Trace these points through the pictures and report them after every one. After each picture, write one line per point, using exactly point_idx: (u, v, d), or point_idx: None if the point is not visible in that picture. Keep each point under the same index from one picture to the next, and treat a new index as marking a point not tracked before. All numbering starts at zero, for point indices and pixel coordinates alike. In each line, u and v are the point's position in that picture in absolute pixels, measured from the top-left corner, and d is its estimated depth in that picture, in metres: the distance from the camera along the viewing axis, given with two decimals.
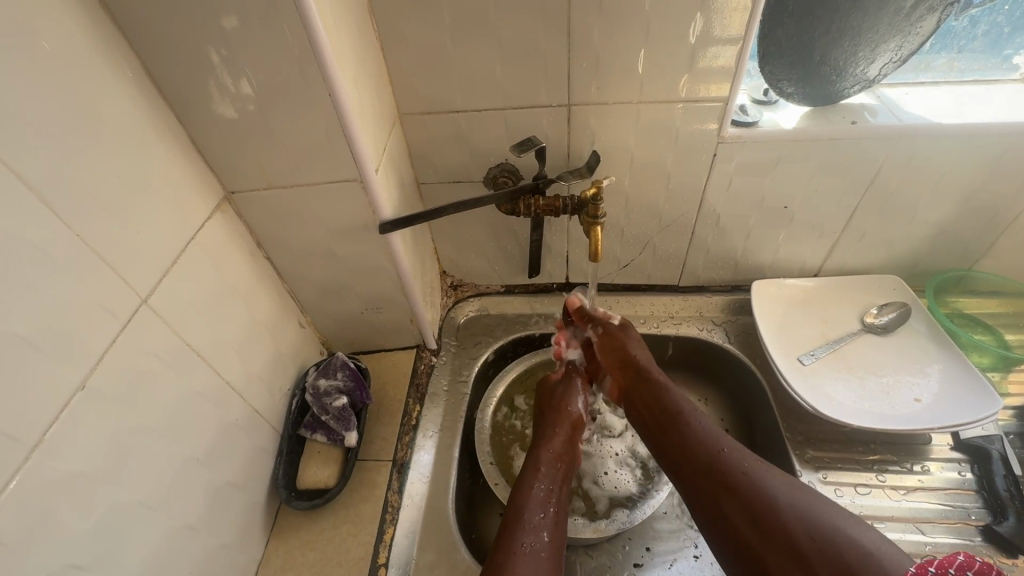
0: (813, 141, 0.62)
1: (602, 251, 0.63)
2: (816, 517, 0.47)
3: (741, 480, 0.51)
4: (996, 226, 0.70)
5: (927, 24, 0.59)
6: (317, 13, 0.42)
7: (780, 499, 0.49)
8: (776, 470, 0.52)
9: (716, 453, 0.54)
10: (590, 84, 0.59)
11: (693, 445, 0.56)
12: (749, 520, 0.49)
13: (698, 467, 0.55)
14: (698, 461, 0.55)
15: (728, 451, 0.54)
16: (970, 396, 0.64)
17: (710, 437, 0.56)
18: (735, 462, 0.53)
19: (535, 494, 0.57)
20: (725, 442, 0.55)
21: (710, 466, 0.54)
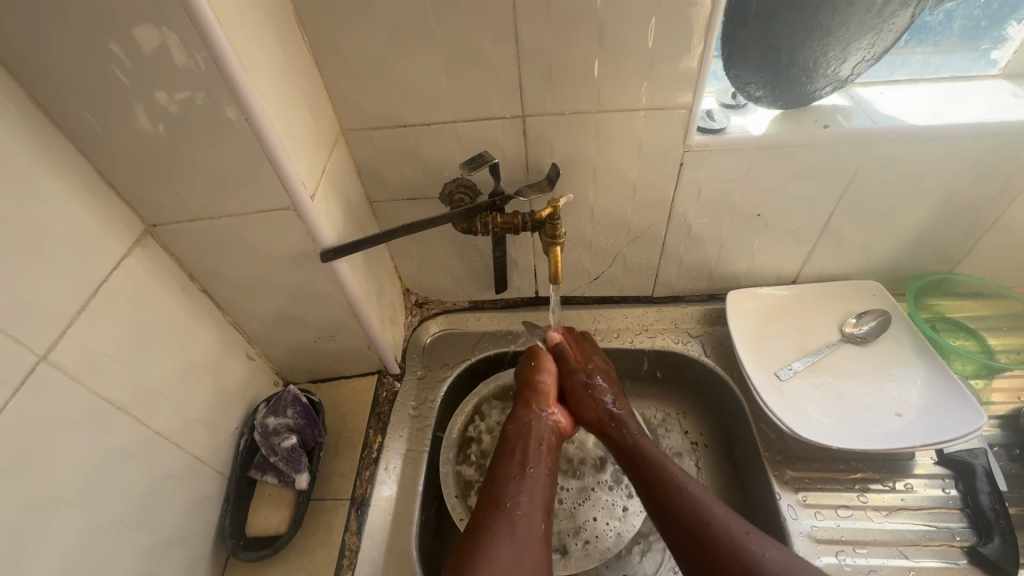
0: (783, 148, 0.59)
1: (562, 273, 0.61)
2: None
3: (727, 555, 0.48)
4: (977, 227, 0.67)
5: (900, 20, 0.55)
6: (220, 31, 0.38)
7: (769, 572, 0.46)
8: (772, 540, 0.48)
9: (704, 522, 0.51)
10: (544, 94, 0.55)
11: (679, 511, 0.52)
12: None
13: (684, 535, 0.51)
14: (685, 529, 0.51)
15: (715, 522, 0.50)
16: (952, 409, 0.61)
17: (697, 502, 0.52)
18: (724, 532, 0.49)
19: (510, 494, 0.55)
20: (711, 507, 0.52)
21: (697, 538, 0.50)
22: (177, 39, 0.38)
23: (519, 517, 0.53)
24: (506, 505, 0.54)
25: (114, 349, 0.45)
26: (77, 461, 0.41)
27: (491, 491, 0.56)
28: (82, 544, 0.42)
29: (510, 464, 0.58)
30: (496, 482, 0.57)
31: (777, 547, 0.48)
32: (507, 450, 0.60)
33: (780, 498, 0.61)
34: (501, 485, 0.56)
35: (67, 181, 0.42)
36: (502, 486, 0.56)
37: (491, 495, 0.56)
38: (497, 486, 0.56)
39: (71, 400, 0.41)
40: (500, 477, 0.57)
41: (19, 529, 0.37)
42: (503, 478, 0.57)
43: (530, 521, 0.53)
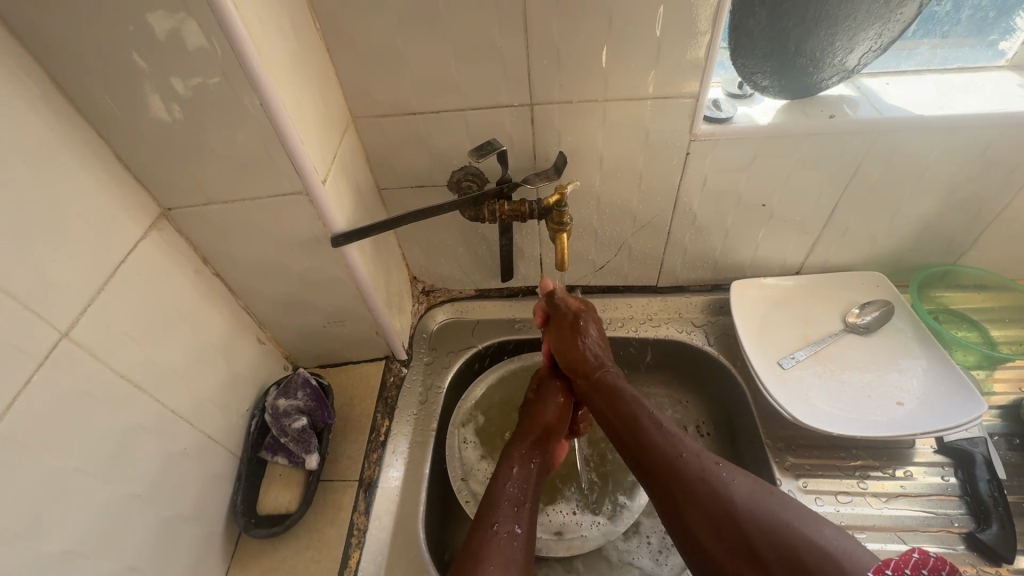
0: (789, 137, 0.59)
1: (568, 259, 0.61)
2: (780, 522, 0.44)
3: (699, 482, 0.49)
4: (982, 219, 0.68)
5: (908, 10, 0.55)
6: (237, 16, 0.38)
7: (741, 501, 0.46)
8: (739, 469, 0.49)
9: (674, 456, 0.51)
10: (553, 82, 0.56)
11: (651, 452, 0.53)
12: (711, 527, 0.46)
13: (657, 474, 0.52)
14: (658, 468, 0.52)
15: (686, 455, 0.51)
16: (953, 398, 0.62)
17: (667, 437, 0.53)
18: (695, 469, 0.50)
19: (504, 513, 0.54)
20: (682, 443, 0.53)
21: (667, 472, 0.51)
22: (195, 24, 0.38)
23: (512, 536, 0.51)
24: (497, 527, 0.52)
25: (130, 327, 0.46)
26: (97, 434, 0.43)
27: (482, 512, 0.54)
28: (100, 516, 0.43)
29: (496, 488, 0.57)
30: (489, 499, 0.55)
31: (748, 479, 0.49)
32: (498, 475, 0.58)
33: (780, 483, 0.62)
34: (493, 503, 0.55)
35: (87, 162, 0.44)
36: (495, 504, 0.54)
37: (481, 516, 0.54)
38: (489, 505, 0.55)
39: (92, 376, 0.43)
40: (492, 495, 0.56)
41: (44, 499, 0.39)
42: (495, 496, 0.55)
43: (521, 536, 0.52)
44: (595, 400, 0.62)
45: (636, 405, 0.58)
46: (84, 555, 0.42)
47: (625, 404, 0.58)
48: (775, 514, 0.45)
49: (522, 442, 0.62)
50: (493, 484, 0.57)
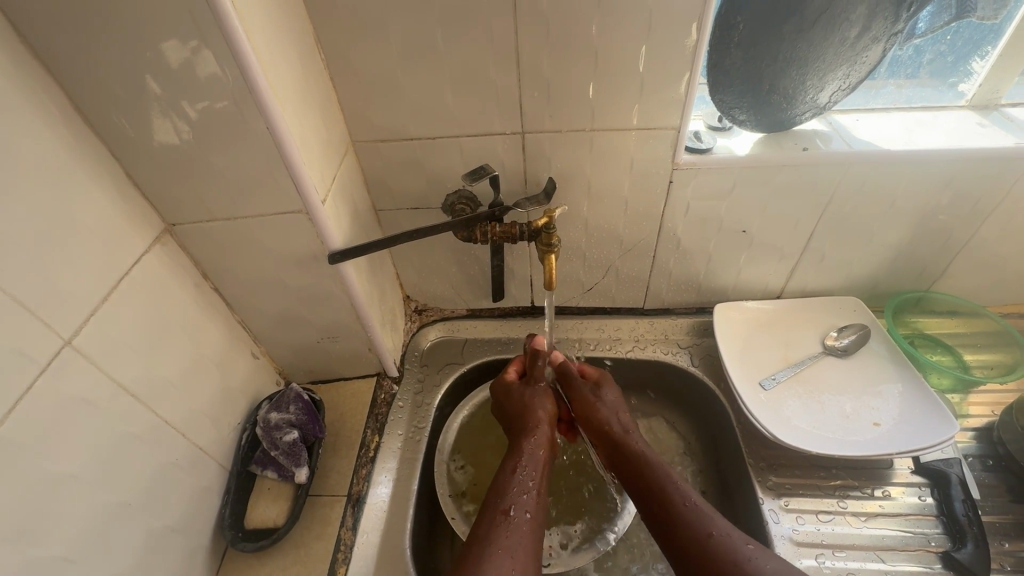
0: (765, 167, 0.63)
1: (556, 279, 0.64)
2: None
3: (736, 570, 0.47)
4: (951, 247, 0.71)
5: (873, 54, 0.59)
6: (249, 47, 0.41)
7: None
8: (775, 556, 0.48)
9: (703, 535, 0.50)
10: (543, 112, 0.59)
11: (679, 522, 0.52)
12: None
13: (683, 555, 0.50)
14: (684, 542, 0.50)
15: (716, 535, 0.50)
16: (928, 419, 0.64)
17: (701, 516, 0.52)
18: (726, 558, 0.48)
19: (515, 504, 0.54)
20: (706, 519, 0.51)
21: (700, 553, 0.49)
22: (209, 53, 0.41)
23: (524, 531, 0.51)
24: (511, 514, 0.53)
25: (131, 337, 0.48)
26: (93, 442, 0.44)
27: (493, 502, 0.54)
28: (92, 523, 0.43)
29: (511, 478, 0.57)
30: (501, 491, 0.56)
31: (785, 563, 0.47)
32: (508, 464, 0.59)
33: (763, 502, 0.63)
34: (508, 494, 0.55)
35: (97, 178, 0.46)
36: (508, 496, 0.55)
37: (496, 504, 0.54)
38: (501, 494, 0.55)
39: (90, 381, 0.44)
40: (506, 488, 0.56)
41: (39, 504, 0.39)
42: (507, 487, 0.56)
43: (533, 534, 0.52)
44: (621, 452, 0.61)
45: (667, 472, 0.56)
46: (74, 562, 0.42)
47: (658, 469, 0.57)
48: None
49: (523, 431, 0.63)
50: (506, 474, 0.58)
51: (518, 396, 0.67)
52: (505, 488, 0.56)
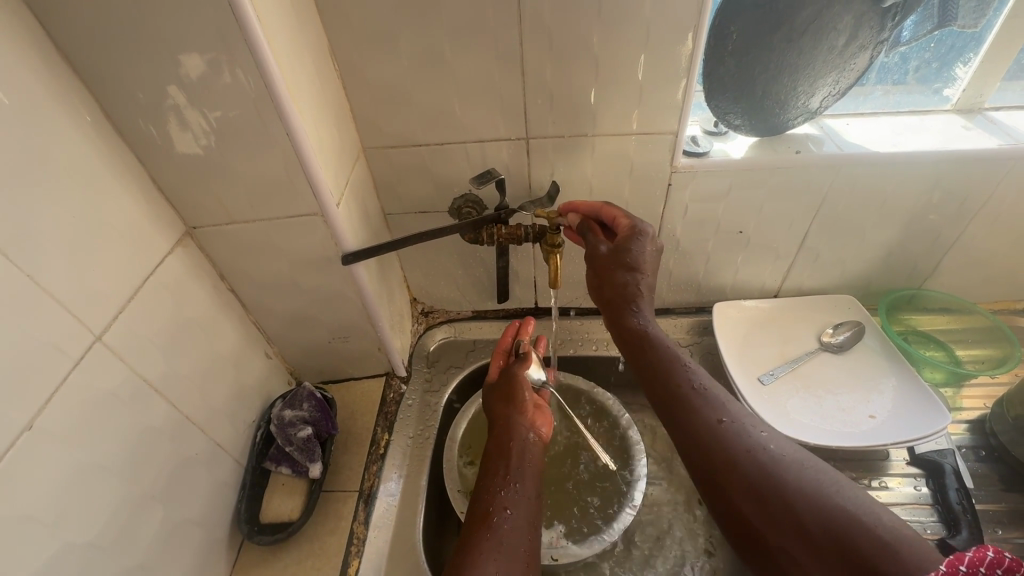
0: (759, 169, 0.65)
1: (561, 278, 0.66)
2: (833, 503, 0.44)
3: (743, 454, 0.49)
4: (940, 246, 0.74)
5: (861, 60, 0.62)
6: (272, 58, 0.44)
7: (789, 475, 0.47)
8: (779, 437, 0.51)
9: (712, 423, 0.52)
10: (547, 119, 0.62)
11: (687, 412, 0.54)
12: (755, 499, 0.48)
13: (694, 434, 0.53)
14: (694, 428, 0.53)
15: (725, 422, 0.52)
16: (920, 410, 0.66)
17: (707, 404, 0.54)
18: (733, 446, 0.50)
19: (498, 507, 0.54)
20: (716, 408, 0.53)
21: (710, 439, 0.51)
22: (234, 64, 0.44)
23: (506, 532, 0.52)
24: (494, 520, 0.53)
25: (155, 334, 0.50)
26: (120, 434, 0.45)
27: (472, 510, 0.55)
28: (119, 512, 0.45)
29: (491, 481, 0.57)
30: (484, 492, 0.56)
31: (795, 449, 0.50)
32: (493, 466, 0.59)
33: None
34: (489, 498, 0.55)
35: (124, 182, 0.48)
36: (490, 498, 0.55)
37: (479, 510, 0.54)
38: (479, 500, 0.56)
39: (119, 376, 0.46)
40: (489, 489, 0.56)
41: (73, 492, 0.41)
42: (488, 490, 0.56)
43: (517, 533, 0.52)
44: (625, 338, 0.61)
45: (670, 362, 0.58)
46: (104, 549, 0.44)
47: (662, 360, 0.58)
48: (825, 493, 0.44)
49: (504, 429, 0.63)
50: (488, 477, 0.58)
51: (496, 395, 0.69)
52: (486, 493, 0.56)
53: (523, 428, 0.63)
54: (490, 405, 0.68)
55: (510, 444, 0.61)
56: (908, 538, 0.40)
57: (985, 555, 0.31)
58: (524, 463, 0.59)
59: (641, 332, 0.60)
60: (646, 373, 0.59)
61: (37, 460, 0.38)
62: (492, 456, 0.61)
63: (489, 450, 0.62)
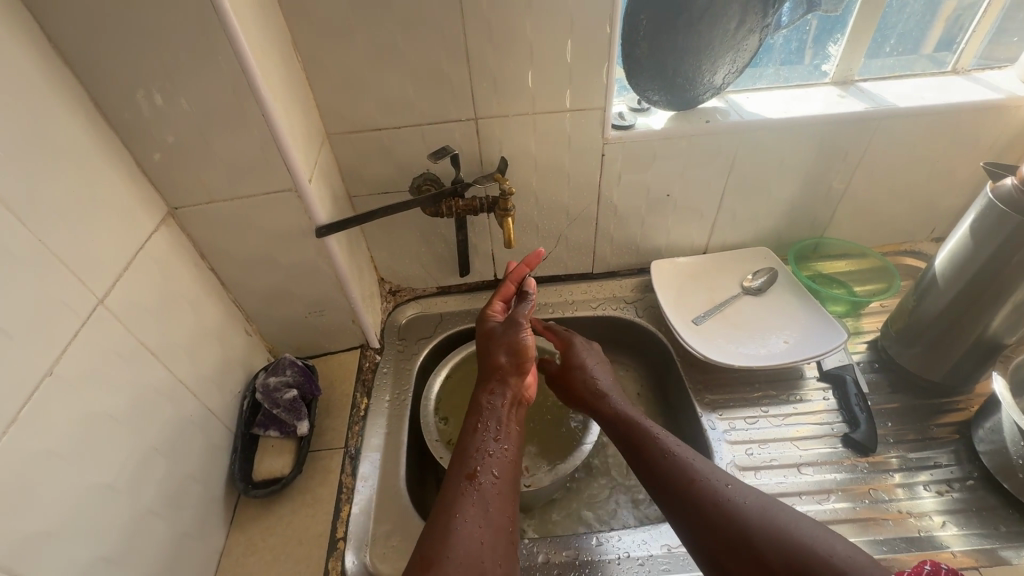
0: (677, 137, 0.76)
1: (514, 238, 0.74)
2: (792, 539, 0.48)
3: (713, 506, 0.52)
4: (833, 198, 0.87)
5: (751, 42, 0.74)
6: (247, 46, 0.50)
7: (755, 525, 0.49)
8: (750, 488, 0.53)
9: (682, 483, 0.55)
10: (492, 100, 0.70)
11: (663, 468, 0.57)
12: (725, 548, 0.50)
13: (667, 489, 0.56)
14: (668, 485, 0.56)
15: (698, 480, 0.55)
16: (823, 332, 0.79)
17: (683, 463, 0.57)
18: (703, 503, 0.53)
19: (483, 470, 0.57)
20: (689, 470, 0.56)
21: (682, 493, 0.54)
22: (213, 52, 0.50)
23: (490, 496, 0.55)
24: (478, 481, 0.56)
25: (147, 303, 0.55)
26: (124, 390, 0.50)
27: (460, 466, 0.57)
28: (128, 460, 0.50)
29: (479, 442, 0.60)
30: (469, 454, 0.59)
31: (760, 495, 0.53)
32: (477, 425, 0.62)
33: (701, 414, 0.75)
34: (475, 457, 0.58)
35: (112, 164, 0.53)
36: (475, 462, 0.57)
37: (463, 470, 0.57)
38: (467, 458, 0.58)
39: (119, 338, 0.50)
40: (471, 450, 0.59)
41: (87, 438, 0.45)
42: (472, 452, 0.59)
43: (499, 499, 0.55)
44: (596, 411, 0.68)
45: (648, 431, 0.61)
46: (118, 492, 0.48)
47: (641, 431, 0.62)
48: (786, 529, 0.48)
49: (495, 387, 0.66)
50: (471, 436, 0.61)
51: (495, 341, 0.70)
52: (474, 453, 0.59)
53: (507, 392, 0.66)
54: (487, 351, 0.71)
55: (493, 407, 0.64)
56: (862, 568, 0.44)
57: (924, 567, 0.48)
58: (508, 434, 0.62)
59: (610, 406, 0.67)
60: (625, 442, 0.63)
61: (57, 404, 0.43)
62: (476, 418, 0.63)
63: (476, 408, 0.64)
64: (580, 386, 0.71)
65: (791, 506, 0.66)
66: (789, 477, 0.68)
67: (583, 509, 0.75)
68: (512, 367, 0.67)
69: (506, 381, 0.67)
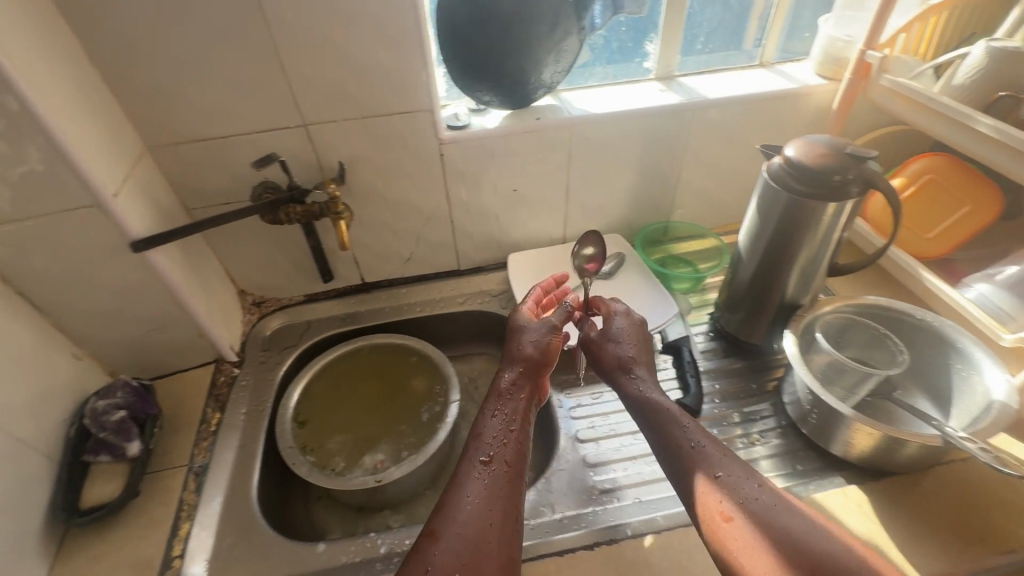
0: (510, 136, 0.80)
1: (348, 240, 0.75)
2: (817, 550, 0.44)
3: (736, 510, 0.48)
4: (669, 185, 0.94)
5: (570, 43, 0.78)
6: (8, 63, 0.49)
7: (770, 541, 0.45)
8: (759, 481, 0.50)
9: (709, 482, 0.50)
10: (317, 106, 0.71)
11: (696, 459, 0.53)
12: (750, 553, 0.45)
13: (691, 483, 0.52)
14: (690, 483, 0.52)
15: (722, 476, 0.50)
16: (659, 308, 0.86)
17: (706, 457, 0.52)
18: (714, 503, 0.49)
19: (495, 452, 0.55)
20: (711, 466, 0.51)
21: (700, 494, 0.50)
22: None
23: (498, 485, 0.52)
24: (489, 462, 0.54)
25: None
26: None
27: (473, 451, 0.55)
28: None
29: (477, 429, 0.57)
30: (480, 436, 0.56)
31: (772, 491, 0.49)
32: (507, 408, 0.60)
33: (552, 395, 0.80)
34: (477, 439, 0.56)
35: None
36: (484, 445, 0.55)
37: (472, 456, 0.54)
38: (480, 443, 0.55)
39: None
40: (481, 433, 0.57)
41: None
42: (476, 436, 0.56)
43: (507, 488, 0.52)
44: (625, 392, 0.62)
45: (670, 417, 0.57)
46: None
47: (662, 417, 0.57)
48: (804, 542, 0.44)
49: (510, 372, 0.63)
50: (484, 418, 0.58)
51: (519, 335, 0.68)
52: (472, 441, 0.56)
53: (517, 379, 0.63)
54: (512, 338, 0.68)
55: (500, 392, 0.62)
56: None
57: None
58: (513, 417, 0.59)
59: (632, 388, 0.62)
60: (650, 430, 0.58)
61: None
62: (496, 402, 0.60)
63: (493, 390, 0.62)
64: (614, 367, 0.65)
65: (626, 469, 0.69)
66: (627, 443, 0.72)
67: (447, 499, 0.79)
68: (541, 362, 0.65)
69: (529, 364, 0.64)
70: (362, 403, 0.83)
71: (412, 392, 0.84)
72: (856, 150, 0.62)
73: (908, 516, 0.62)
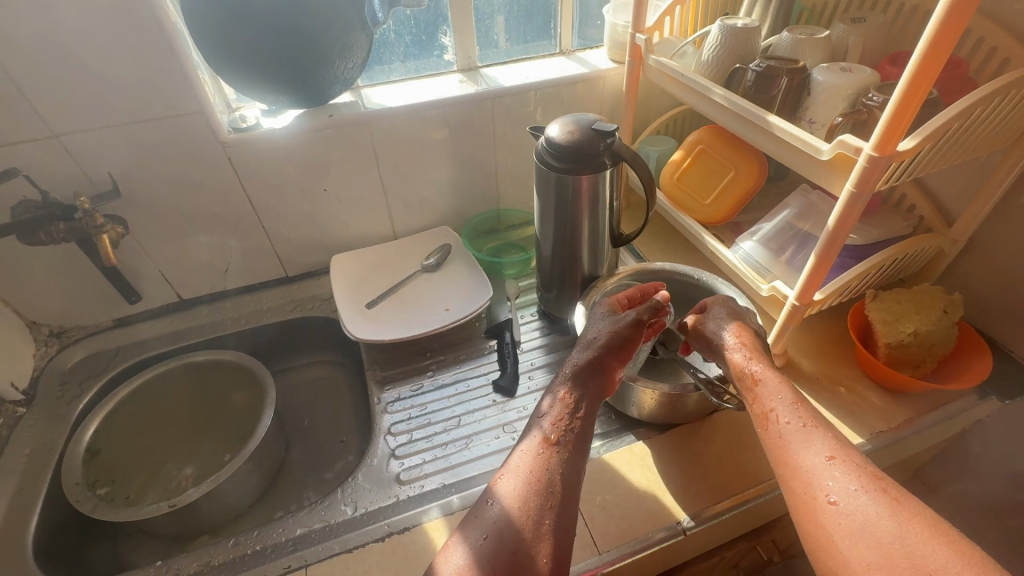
0: (302, 134, 0.79)
1: (112, 257, 0.71)
2: (901, 550, 0.43)
3: (837, 497, 0.47)
4: (490, 173, 0.96)
5: (357, 39, 0.77)
6: None
7: (876, 527, 0.44)
8: (853, 479, 0.48)
9: (819, 462, 0.49)
10: (67, 115, 0.67)
11: (802, 440, 0.52)
12: (842, 539, 0.45)
13: (787, 466, 0.51)
14: (795, 458, 0.51)
15: (833, 460, 0.49)
16: (476, 294, 0.88)
17: (816, 439, 0.51)
18: (819, 488, 0.48)
19: (562, 428, 0.56)
20: (831, 447, 0.51)
21: (801, 477, 0.50)
22: None
23: (556, 469, 0.53)
24: (552, 442, 0.54)
25: None
26: None
27: (537, 429, 0.57)
28: None
29: (558, 411, 0.57)
30: (548, 413, 0.57)
31: (860, 487, 0.47)
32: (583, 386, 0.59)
33: (372, 393, 0.79)
34: (547, 424, 0.56)
35: None
36: (546, 426, 0.56)
37: (541, 434, 0.56)
38: (545, 421, 0.57)
39: None
40: (548, 413, 0.57)
41: None
42: (535, 423, 0.57)
43: (549, 487, 0.51)
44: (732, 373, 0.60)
45: (789, 396, 0.55)
46: None
47: (787, 394, 0.55)
48: (894, 536, 0.43)
49: (582, 353, 0.62)
50: (550, 399, 0.59)
51: (601, 317, 0.66)
52: (540, 418, 0.58)
53: (604, 364, 0.60)
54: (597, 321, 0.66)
55: (580, 372, 0.60)
56: None
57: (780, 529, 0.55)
58: (591, 397, 0.59)
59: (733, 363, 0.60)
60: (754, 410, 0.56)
61: None
62: (597, 372, 0.60)
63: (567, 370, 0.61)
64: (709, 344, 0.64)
65: (435, 455, 0.70)
66: (440, 430, 0.73)
67: (273, 509, 0.78)
68: (609, 348, 0.61)
69: (631, 344, 0.61)
70: (175, 425, 0.83)
71: (228, 408, 0.84)
72: (598, 125, 0.66)
73: (683, 464, 0.67)
